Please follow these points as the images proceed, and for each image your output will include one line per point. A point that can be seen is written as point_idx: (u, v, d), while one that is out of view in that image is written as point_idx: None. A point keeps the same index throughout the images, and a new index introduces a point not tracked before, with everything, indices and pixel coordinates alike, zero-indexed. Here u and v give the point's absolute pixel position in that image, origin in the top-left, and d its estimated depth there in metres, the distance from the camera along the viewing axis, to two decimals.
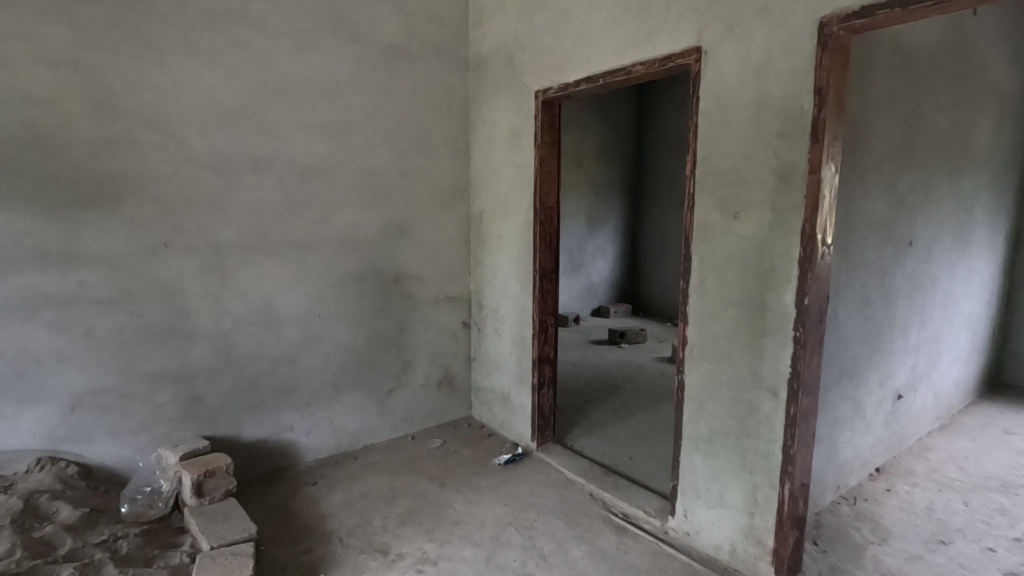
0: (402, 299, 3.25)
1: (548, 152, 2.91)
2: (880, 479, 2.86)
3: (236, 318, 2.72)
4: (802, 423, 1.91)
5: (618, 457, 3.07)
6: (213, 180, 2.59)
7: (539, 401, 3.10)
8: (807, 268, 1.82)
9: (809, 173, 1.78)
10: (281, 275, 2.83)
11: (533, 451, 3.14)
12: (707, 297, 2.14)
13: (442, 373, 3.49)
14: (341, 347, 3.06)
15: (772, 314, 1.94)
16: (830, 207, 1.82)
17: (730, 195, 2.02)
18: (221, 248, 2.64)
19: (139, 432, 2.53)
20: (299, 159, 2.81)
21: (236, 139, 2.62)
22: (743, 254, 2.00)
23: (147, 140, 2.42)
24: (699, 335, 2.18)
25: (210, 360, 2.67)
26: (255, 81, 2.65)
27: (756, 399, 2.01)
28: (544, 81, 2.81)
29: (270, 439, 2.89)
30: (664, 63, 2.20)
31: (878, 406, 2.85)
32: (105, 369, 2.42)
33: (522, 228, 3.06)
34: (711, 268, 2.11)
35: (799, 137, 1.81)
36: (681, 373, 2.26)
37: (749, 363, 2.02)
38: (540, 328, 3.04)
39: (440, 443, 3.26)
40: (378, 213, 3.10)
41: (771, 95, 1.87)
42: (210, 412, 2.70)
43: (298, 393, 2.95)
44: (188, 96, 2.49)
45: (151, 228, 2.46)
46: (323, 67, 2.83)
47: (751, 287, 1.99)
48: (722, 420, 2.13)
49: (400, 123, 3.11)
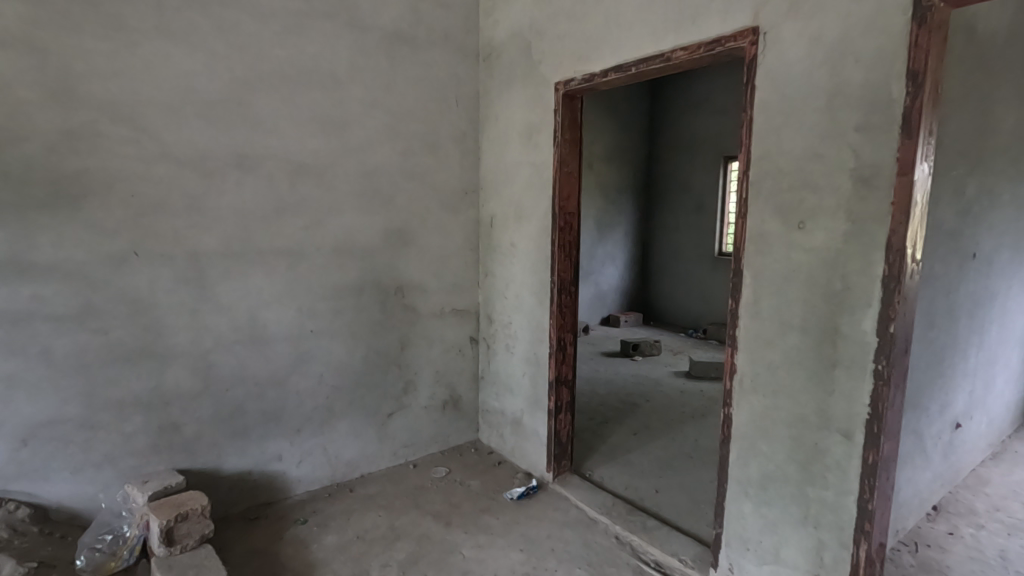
0: (404, 313, 2.94)
1: (568, 151, 2.61)
2: (939, 520, 2.55)
3: (217, 335, 2.41)
4: (883, 473, 1.59)
5: (643, 491, 2.77)
6: (192, 179, 2.28)
7: (556, 427, 2.79)
8: (893, 288, 1.51)
9: (898, 175, 1.48)
10: (268, 287, 2.52)
11: (549, 484, 2.82)
12: (762, 320, 1.83)
13: (448, 393, 3.18)
14: (336, 366, 2.75)
15: (845, 343, 1.63)
16: (921, 215, 1.52)
17: (793, 201, 1.72)
18: (201, 257, 2.33)
19: (104, 467, 2.21)
20: (290, 157, 2.50)
21: (218, 134, 2.32)
22: (809, 269, 1.70)
23: (114, 133, 2.12)
24: (751, 364, 1.88)
25: (186, 383, 2.36)
26: (240, 68, 2.34)
27: (823, 443, 1.70)
28: (566, 72, 2.51)
29: (255, 470, 2.58)
30: (711, 48, 1.90)
31: (937, 438, 2.54)
32: (64, 396, 2.11)
33: (538, 235, 2.76)
34: (768, 286, 1.80)
35: (884, 132, 1.51)
36: (728, 406, 1.96)
37: (815, 399, 1.71)
38: (557, 346, 2.73)
39: (445, 472, 2.95)
40: (379, 217, 2.80)
41: (849, 82, 1.57)
42: (185, 442, 2.38)
43: (287, 418, 2.64)
44: (164, 85, 2.19)
45: (119, 234, 2.15)
46: (318, 54, 2.53)
47: (819, 310, 1.69)
48: (778, 465, 1.82)
49: (404, 118, 2.81)
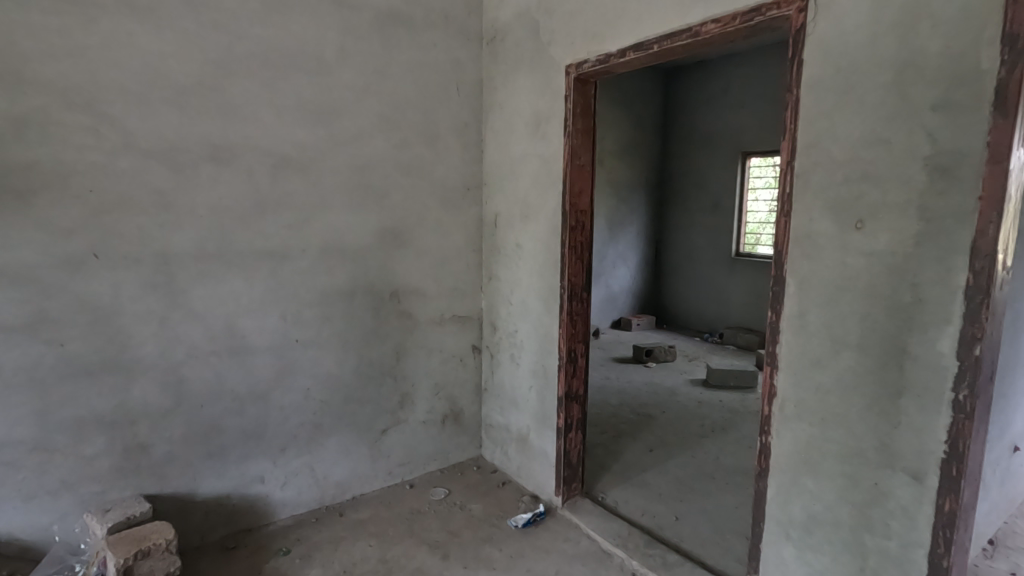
0: (399, 320, 2.70)
1: (580, 141, 2.35)
2: (997, 557, 2.26)
3: (190, 346, 2.17)
4: (962, 524, 1.32)
5: (662, 518, 2.50)
6: (160, 173, 2.04)
7: (566, 446, 2.53)
8: (980, 302, 1.24)
9: (988, 164, 1.21)
10: (248, 293, 2.27)
11: (558, 509, 2.56)
12: (809, 336, 1.56)
13: (448, 407, 2.93)
14: (324, 379, 2.51)
15: (914, 367, 1.36)
16: (1015, 211, 1.24)
17: (848, 197, 1.45)
18: (171, 260, 2.10)
19: (61, 494, 1.99)
20: (272, 148, 2.26)
21: (190, 123, 2.08)
22: (869, 277, 1.42)
23: (71, 121, 1.89)
24: (795, 387, 1.61)
25: (155, 400, 2.12)
26: (214, 49, 2.10)
27: (885, 484, 1.43)
28: (578, 53, 2.24)
29: (234, 493, 2.34)
30: (748, 18, 1.63)
31: (996, 464, 2.25)
32: (14, 416, 1.88)
33: (546, 235, 2.49)
34: (817, 297, 1.53)
35: (970, 112, 1.24)
36: (765, 435, 1.69)
37: (875, 432, 1.44)
38: (568, 358, 2.47)
39: (445, 494, 2.70)
40: (371, 216, 2.55)
41: (924, 51, 1.29)
42: (154, 464, 2.15)
43: (270, 437, 2.40)
44: (126, 66, 1.95)
45: (76, 234, 1.92)
46: (303, 36, 2.28)
47: (881, 327, 1.41)
48: (828, 506, 1.55)
49: (399, 107, 2.56)
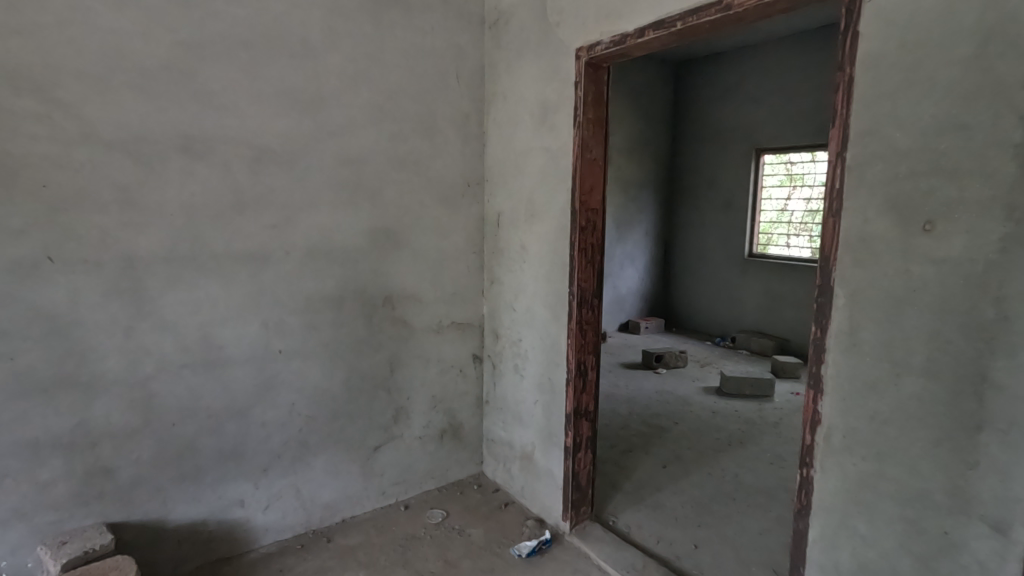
0: (393, 328, 2.48)
1: (591, 133, 2.13)
2: None
3: (160, 358, 1.96)
4: None
5: (679, 545, 2.28)
6: (124, 167, 1.83)
7: (574, 467, 2.31)
8: None
9: None
10: (225, 300, 2.06)
11: (566, 535, 2.35)
12: (862, 357, 1.33)
13: (447, 421, 2.71)
14: (309, 394, 2.29)
15: (997, 397, 1.14)
16: None
17: (914, 194, 1.22)
18: (137, 264, 1.89)
19: (12, 523, 1.78)
20: (252, 140, 2.05)
21: (157, 111, 1.87)
22: (939, 289, 1.20)
23: (20, 108, 1.67)
24: (843, 415, 1.38)
25: (120, 418, 1.92)
26: (185, 29, 1.88)
27: (959, 534, 1.21)
28: (590, 35, 2.02)
29: (211, 519, 2.14)
30: None
31: None
32: None
33: (554, 235, 2.27)
34: (873, 312, 1.31)
35: None
36: (806, 469, 1.46)
37: (946, 472, 1.22)
38: (577, 370, 2.25)
39: (442, 517, 2.48)
40: (362, 216, 2.33)
41: (1015, 18, 1.07)
42: (119, 490, 1.94)
43: (251, 457, 2.19)
44: (84, 46, 1.74)
45: (26, 235, 1.71)
46: (286, 15, 2.06)
47: (954, 347, 1.19)
48: (885, 555, 1.33)
49: (392, 96, 2.34)
